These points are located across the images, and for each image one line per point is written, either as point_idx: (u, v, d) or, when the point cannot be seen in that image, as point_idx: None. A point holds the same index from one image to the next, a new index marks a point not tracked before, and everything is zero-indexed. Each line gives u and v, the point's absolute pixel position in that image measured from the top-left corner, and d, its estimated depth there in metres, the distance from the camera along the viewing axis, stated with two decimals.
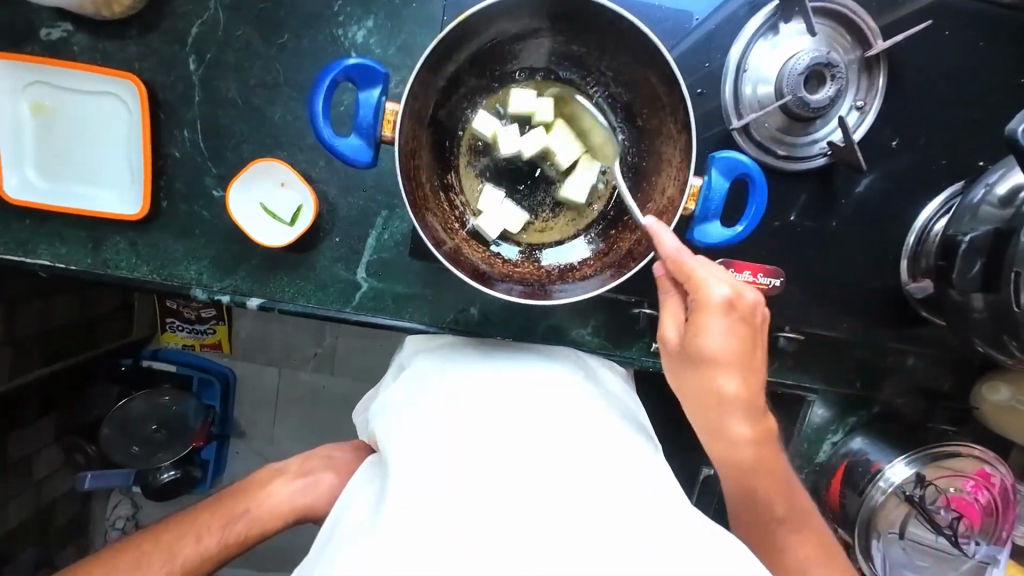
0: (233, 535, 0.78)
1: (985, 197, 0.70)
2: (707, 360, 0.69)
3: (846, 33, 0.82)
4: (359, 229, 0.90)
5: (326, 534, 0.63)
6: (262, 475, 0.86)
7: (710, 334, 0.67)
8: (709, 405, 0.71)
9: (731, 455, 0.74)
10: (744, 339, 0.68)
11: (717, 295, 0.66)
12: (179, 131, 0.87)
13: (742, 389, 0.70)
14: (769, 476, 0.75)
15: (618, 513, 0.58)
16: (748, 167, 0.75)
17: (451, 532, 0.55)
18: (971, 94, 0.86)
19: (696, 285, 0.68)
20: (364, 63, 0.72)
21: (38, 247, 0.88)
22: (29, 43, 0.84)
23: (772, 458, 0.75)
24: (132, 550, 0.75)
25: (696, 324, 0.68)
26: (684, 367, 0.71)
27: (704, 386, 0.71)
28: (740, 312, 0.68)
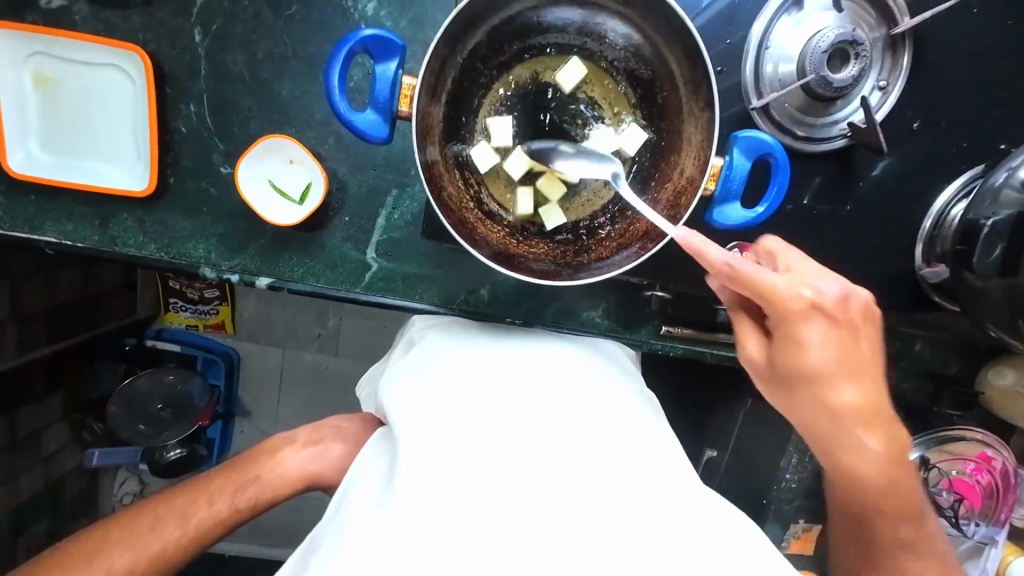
0: (244, 500, 0.79)
1: (1007, 181, 0.69)
2: (818, 377, 0.68)
3: (871, 9, 0.80)
4: (369, 208, 0.89)
5: (336, 500, 0.63)
6: (272, 443, 0.86)
7: (812, 348, 0.66)
8: (821, 419, 0.71)
9: (852, 464, 0.74)
10: (848, 345, 0.67)
11: (802, 299, 0.64)
12: (186, 105, 0.85)
13: (859, 396, 0.69)
14: (901, 502, 0.75)
15: (624, 494, 0.59)
16: (772, 147, 0.73)
17: (458, 526, 0.54)
18: (995, 74, 0.85)
19: (773, 297, 0.64)
20: (382, 35, 0.70)
21: (44, 224, 0.87)
22: (29, 12, 0.82)
23: (905, 474, 0.74)
24: (148, 514, 0.76)
25: (789, 340, 0.67)
26: (791, 389, 0.70)
27: (819, 404, 0.70)
28: (843, 317, 0.66)
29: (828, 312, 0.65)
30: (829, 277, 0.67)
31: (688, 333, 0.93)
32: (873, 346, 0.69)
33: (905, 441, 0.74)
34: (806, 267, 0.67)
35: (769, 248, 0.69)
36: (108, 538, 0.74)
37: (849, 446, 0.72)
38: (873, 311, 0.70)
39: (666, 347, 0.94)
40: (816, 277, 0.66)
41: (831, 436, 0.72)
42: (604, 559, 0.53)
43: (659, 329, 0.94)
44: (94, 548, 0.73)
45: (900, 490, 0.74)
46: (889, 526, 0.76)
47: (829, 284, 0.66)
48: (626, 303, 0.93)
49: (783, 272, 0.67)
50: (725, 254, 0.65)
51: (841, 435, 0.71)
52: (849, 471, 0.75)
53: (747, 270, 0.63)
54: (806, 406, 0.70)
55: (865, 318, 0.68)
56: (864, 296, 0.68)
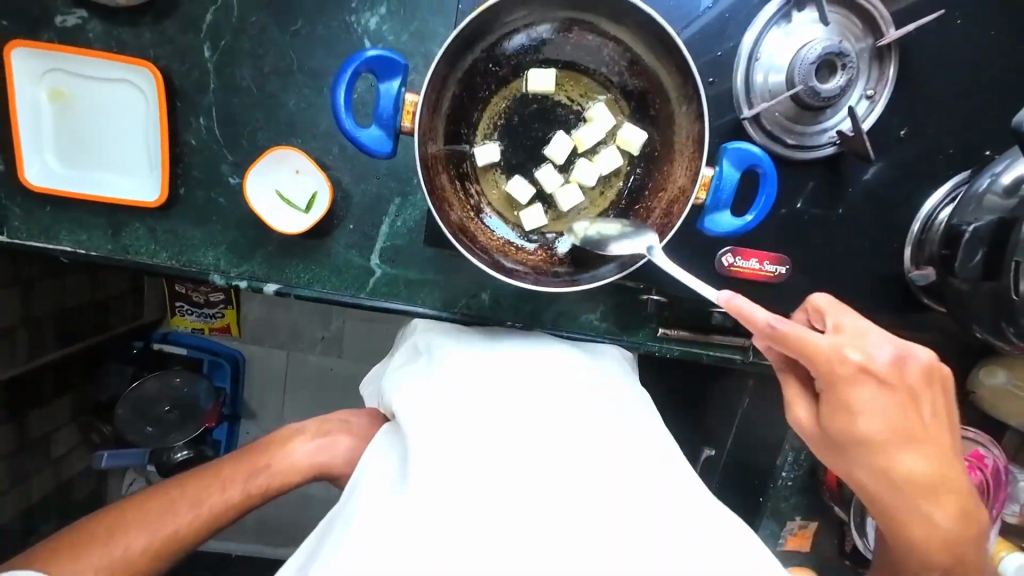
0: (256, 487, 0.83)
1: (990, 187, 0.72)
2: (865, 443, 0.67)
3: (858, 20, 0.82)
4: (373, 216, 0.91)
5: (345, 495, 0.67)
6: (281, 435, 0.90)
7: (862, 415, 0.66)
8: (879, 482, 0.70)
9: (901, 516, 0.72)
10: (906, 414, 0.66)
11: (849, 361, 0.64)
12: (195, 118, 0.88)
13: (927, 463, 0.68)
14: (952, 539, 0.71)
15: (610, 489, 0.61)
16: (760, 158, 0.76)
17: (455, 516, 0.57)
18: (980, 83, 0.87)
19: (812, 360, 0.65)
20: (385, 55, 0.73)
21: (59, 233, 0.90)
22: (44, 30, 0.85)
23: (971, 517, 0.71)
24: (163, 497, 0.79)
25: (839, 403, 0.66)
26: (833, 448, 0.70)
27: (881, 466, 0.68)
28: (895, 380, 0.65)
29: (880, 376, 0.65)
30: (880, 336, 0.67)
31: (683, 335, 0.96)
32: (932, 411, 0.67)
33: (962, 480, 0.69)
34: (874, 336, 0.66)
35: (819, 306, 0.69)
36: (124, 519, 0.76)
37: (895, 492, 0.70)
38: (936, 368, 0.67)
39: (664, 349, 0.97)
40: (868, 340, 0.66)
41: (887, 490, 0.70)
42: (596, 550, 0.55)
43: (656, 331, 0.96)
44: (110, 526, 0.75)
45: (956, 534, 0.71)
46: (940, 551, 0.72)
47: (881, 347, 0.66)
48: (623, 306, 0.96)
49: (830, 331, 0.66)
50: (770, 315, 0.66)
51: (890, 485, 0.69)
52: (909, 528, 0.72)
53: (792, 332, 0.64)
54: (861, 468, 0.70)
55: (926, 383, 0.67)
56: (924, 357, 0.66)
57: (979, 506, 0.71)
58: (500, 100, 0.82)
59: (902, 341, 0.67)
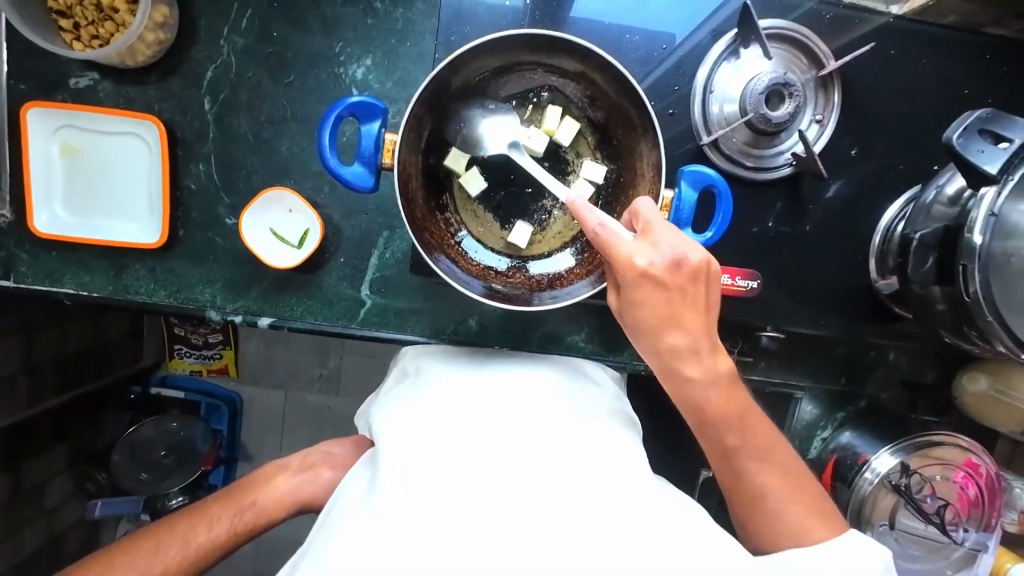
0: (242, 524, 0.84)
1: (937, 198, 0.77)
2: (645, 327, 0.73)
3: (802, 55, 0.89)
4: (363, 249, 0.96)
5: (329, 516, 0.68)
6: (266, 470, 0.91)
7: (641, 301, 0.71)
8: (656, 362, 0.75)
9: (697, 410, 0.75)
10: (678, 299, 0.71)
11: (632, 263, 0.70)
12: (195, 165, 0.95)
13: (686, 340, 0.72)
14: (732, 425, 0.74)
15: (594, 507, 0.63)
16: (714, 179, 0.81)
17: (441, 530, 0.59)
18: (921, 106, 0.94)
19: (618, 257, 0.70)
20: (366, 100, 0.80)
21: (63, 277, 0.94)
22: (59, 91, 0.92)
23: (736, 402, 0.74)
24: (151, 538, 0.81)
25: (628, 294, 0.72)
26: (632, 335, 0.75)
27: (652, 345, 0.74)
28: (674, 273, 0.70)
29: (657, 277, 0.70)
30: (672, 241, 0.71)
31: None
32: (705, 300, 0.72)
33: (739, 379, 0.76)
34: (662, 234, 0.72)
35: (637, 208, 0.75)
36: (113, 561, 0.79)
37: (689, 382, 0.74)
38: (712, 271, 0.72)
39: (649, 367, 1.00)
40: (654, 242, 0.71)
41: (684, 381, 0.74)
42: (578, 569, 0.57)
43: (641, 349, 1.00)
44: (99, 568, 0.78)
45: (732, 421, 0.74)
46: (746, 449, 0.75)
47: (662, 251, 0.70)
48: (606, 325, 0.99)
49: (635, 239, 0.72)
50: (601, 217, 0.72)
51: (678, 372, 0.74)
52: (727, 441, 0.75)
53: (604, 236, 0.71)
54: (652, 356, 0.75)
55: (703, 276, 0.71)
56: (697, 259, 0.70)
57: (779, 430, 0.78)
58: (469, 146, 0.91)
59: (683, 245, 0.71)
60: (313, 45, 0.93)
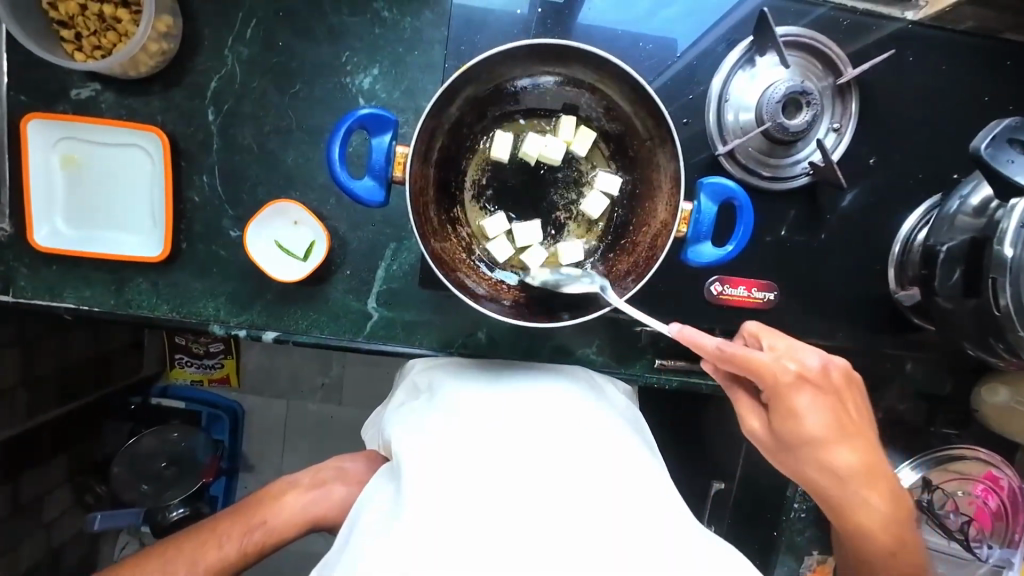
0: (251, 545, 0.82)
1: (960, 208, 0.75)
2: (803, 439, 0.73)
3: (818, 62, 0.88)
4: (369, 260, 0.94)
5: (342, 538, 0.66)
6: (275, 488, 0.89)
7: (806, 413, 0.72)
8: (810, 471, 0.75)
9: (852, 508, 0.77)
10: (833, 412, 0.72)
11: (787, 371, 0.71)
12: (199, 176, 0.93)
13: (848, 451, 0.73)
14: (873, 527, 0.78)
15: (616, 532, 0.61)
16: (734, 191, 0.80)
17: (448, 550, 0.58)
18: (939, 113, 0.92)
19: (764, 375, 0.71)
20: (377, 112, 0.78)
21: (64, 291, 0.92)
22: (60, 102, 0.91)
23: (873, 509, 0.77)
24: (159, 557, 0.79)
25: (785, 410, 0.73)
26: (783, 449, 0.76)
27: (807, 457, 0.75)
28: (813, 388, 0.71)
29: (814, 381, 0.72)
30: (789, 346, 0.73)
31: (681, 365, 0.97)
32: (859, 408, 0.75)
33: (904, 493, 0.79)
34: (778, 344, 0.73)
35: (753, 331, 0.75)
36: None
37: (857, 506, 0.78)
38: (854, 377, 0.76)
39: (663, 380, 0.97)
40: (800, 351, 0.73)
41: (845, 490, 0.77)
42: None
43: (654, 362, 0.97)
44: None
45: (857, 518, 0.78)
46: (862, 538, 0.80)
47: (811, 357, 0.73)
48: (618, 338, 0.97)
49: (766, 351, 0.73)
50: (715, 342, 0.74)
51: (847, 492, 0.77)
52: (855, 516, 0.79)
53: (735, 353, 0.72)
54: (811, 469, 0.75)
55: (848, 382, 0.74)
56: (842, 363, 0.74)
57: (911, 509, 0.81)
58: (475, 163, 0.88)
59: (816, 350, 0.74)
60: (319, 54, 0.92)
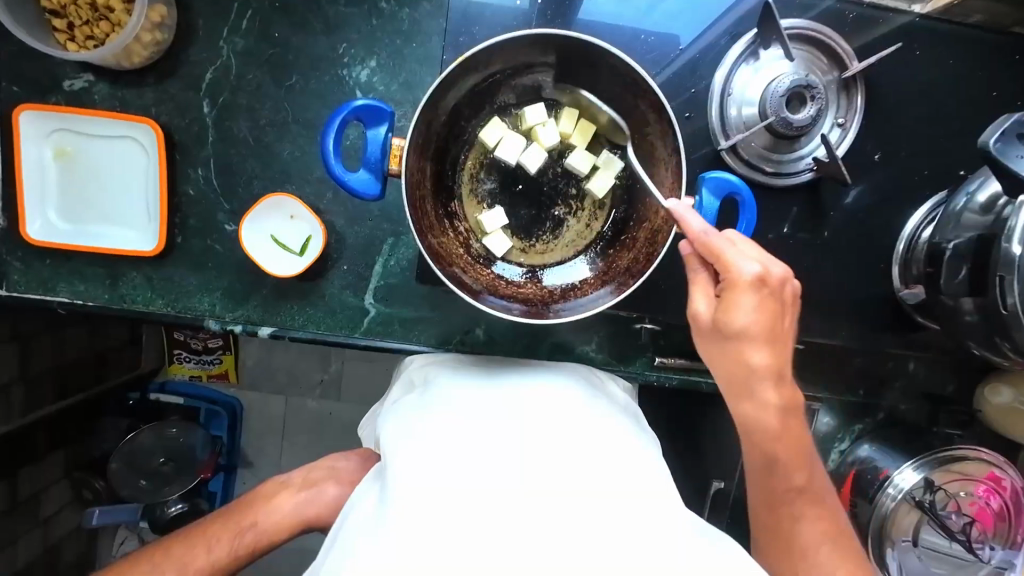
0: (242, 546, 0.81)
1: (968, 205, 0.73)
2: (735, 336, 0.69)
3: (823, 55, 0.86)
4: (366, 256, 0.93)
5: (337, 534, 0.65)
6: (267, 488, 0.88)
7: (740, 311, 0.68)
8: (736, 373, 0.72)
9: (757, 418, 0.74)
10: (771, 318, 0.69)
11: (744, 269, 0.67)
12: (194, 170, 0.92)
13: (771, 361, 0.71)
14: (792, 450, 0.75)
15: (612, 523, 0.60)
16: (737, 186, 0.78)
17: (444, 552, 0.55)
18: (946, 108, 0.90)
19: (726, 264, 0.68)
20: (372, 104, 0.77)
21: (58, 285, 0.91)
22: (53, 94, 0.89)
23: (798, 433, 0.75)
24: (147, 563, 0.78)
25: (726, 302, 0.69)
26: (713, 341, 0.72)
27: (733, 359, 0.72)
28: (769, 290, 0.68)
29: (764, 286, 0.68)
30: (754, 253, 0.69)
31: (681, 363, 0.96)
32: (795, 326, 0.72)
33: (801, 407, 0.75)
34: (747, 248, 0.70)
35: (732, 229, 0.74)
36: None
37: (752, 401, 0.74)
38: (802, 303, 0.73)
39: (662, 378, 0.96)
40: (762, 254, 0.70)
41: (746, 388, 0.73)
42: None
43: (654, 360, 0.96)
44: None
45: (787, 442, 0.75)
46: (793, 472, 0.76)
47: (774, 266, 0.69)
48: (618, 336, 0.96)
49: (734, 245, 0.70)
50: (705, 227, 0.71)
51: (750, 393, 0.73)
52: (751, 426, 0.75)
53: (714, 241, 0.69)
54: (725, 366, 0.73)
55: (793, 302, 0.71)
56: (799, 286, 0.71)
57: (809, 436, 0.77)
58: (470, 161, 0.87)
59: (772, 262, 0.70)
60: (315, 45, 0.90)
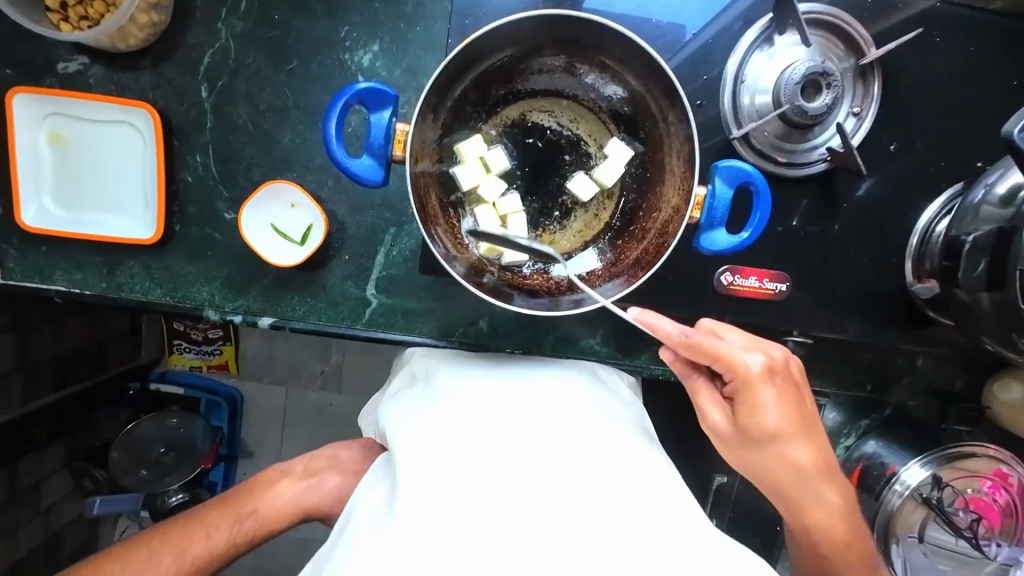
0: (241, 534, 0.80)
1: (986, 197, 0.71)
2: (769, 437, 0.73)
3: (839, 42, 0.84)
4: (368, 246, 0.91)
5: (339, 527, 0.63)
6: (267, 475, 0.87)
7: (768, 410, 0.72)
8: (781, 475, 0.76)
9: (817, 520, 0.79)
10: (795, 406, 0.73)
11: (754, 365, 0.71)
12: (192, 156, 0.90)
13: (812, 456, 0.75)
14: (845, 539, 0.79)
15: (619, 516, 0.59)
16: (751, 175, 0.76)
17: (446, 550, 0.54)
18: (963, 97, 0.88)
19: (728, 362, 0.71)
20: (376, 87, 0.75)
21: (54, 274, 0.90)
22: (47, 77, 0.87)
23: (853, 523, 0.79)
24: (144, 548, 0.77)
25: (750, 404, 0.72)
26: (744, 446, 0.76)
27: (776, 461, 0.75)
28: (782, 377, 0.72)
29: (778, 379, 0.72)
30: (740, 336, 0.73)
31: None
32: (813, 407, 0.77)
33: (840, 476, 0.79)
34: (736, 337, 0.73)
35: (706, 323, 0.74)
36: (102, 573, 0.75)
37: (811, 498, 0.77)
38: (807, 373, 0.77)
39: (668, 372, 0.95)
40: (761, 344, 0.74)
41: (798, 489, 0.77)
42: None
43: (659, 353, 0.95)
44: None
45: (844, 529, 0.78)
46: (840, 553, 0.79)
47: (774, 352, 0.74)
48: (624, 329, 0.94)
49: (732, 341, 0.73)
50: (677, 326, 0.73)
51: (804, 489, 0.77)
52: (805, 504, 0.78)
53: (699, 339, 0.71)
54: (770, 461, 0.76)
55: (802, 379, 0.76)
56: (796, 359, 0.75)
57: (864, 524, 0.81)
58: None
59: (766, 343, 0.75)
60: (316, 29, 0.88)
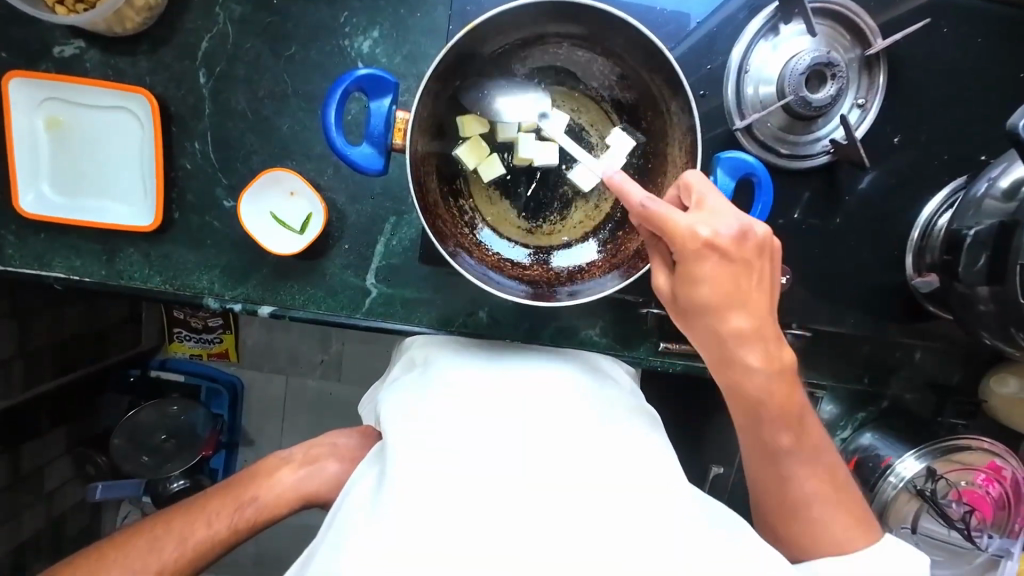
0: (242, 521, 0.81)
1: (989, 191, 0.71)
2: (704, 310, 0.68)
3: (845, 32, 0.83)
4: (368, 235, 0.91)
5: (336, 513, 0.64)
6: (268, 463, 0.88)
7: (703, 278, 0.66)
8: (716, 348, 0.71)
9: (757, 402, 0.73)
10: (733, 280, 0.67)
11: (697, 236, 0.65)
12: (191, 143, 0.89)
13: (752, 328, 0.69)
14: (791, 427, 0.74)
15: (613, 505, 0.59)
16: (753, 166, 0.76)
17: (447, 532, 0.55)
18: (969, 90, 0.87)
19: (673, 232, 0.66)
20: (376, 74, 0.74)
21: (53, 261, 0.89)
22: (43, 61, 0.86)
23: (799, 407, 0.73)
24: (146, 535, 0.78)
25: (686, 273, 0.67)
26: (683, 316, 0.71)
27: (714, 332, 0.70)
28: (727, 247, 0.65)
29: (721, 250, 0.65)
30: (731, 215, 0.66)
31: (686, 348, 0.94)
32: (765, 280, 0.69)
33: (796, 371, 0.73)
34: (715, 205, 0.67)
35: (688, 182, 0.70)
36: (105, 560, 0.76)
37: (745, 378, 0.71)
38: (772, 246, 0.69)
39: (666, 364, 0.95)
40: (719, 218, 0.66)
41: (736, 370, 0.71)
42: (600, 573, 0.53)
43: (658, 345, 0.95)
44: (89, 568, 0.75)
45: (787, 414, 0.73)
46: (790, 444, 0.74)
47: (726, 224, 0.66)
48: (624, 320, 0.94)
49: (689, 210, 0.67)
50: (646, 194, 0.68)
51: (738, 367, 0.71)
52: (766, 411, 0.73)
53: (658, 212, 0.66)
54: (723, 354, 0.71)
55: (761, 255, 0.68)
56: (761, 231, 0.67)
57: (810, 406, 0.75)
58: None
59: (747, 218, 0.67)
60: (315, 14, 0.87)
